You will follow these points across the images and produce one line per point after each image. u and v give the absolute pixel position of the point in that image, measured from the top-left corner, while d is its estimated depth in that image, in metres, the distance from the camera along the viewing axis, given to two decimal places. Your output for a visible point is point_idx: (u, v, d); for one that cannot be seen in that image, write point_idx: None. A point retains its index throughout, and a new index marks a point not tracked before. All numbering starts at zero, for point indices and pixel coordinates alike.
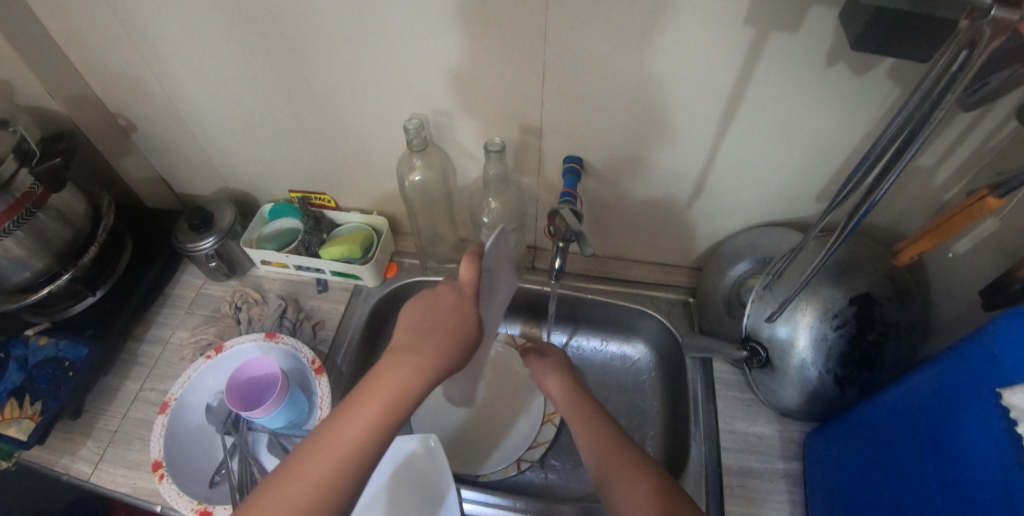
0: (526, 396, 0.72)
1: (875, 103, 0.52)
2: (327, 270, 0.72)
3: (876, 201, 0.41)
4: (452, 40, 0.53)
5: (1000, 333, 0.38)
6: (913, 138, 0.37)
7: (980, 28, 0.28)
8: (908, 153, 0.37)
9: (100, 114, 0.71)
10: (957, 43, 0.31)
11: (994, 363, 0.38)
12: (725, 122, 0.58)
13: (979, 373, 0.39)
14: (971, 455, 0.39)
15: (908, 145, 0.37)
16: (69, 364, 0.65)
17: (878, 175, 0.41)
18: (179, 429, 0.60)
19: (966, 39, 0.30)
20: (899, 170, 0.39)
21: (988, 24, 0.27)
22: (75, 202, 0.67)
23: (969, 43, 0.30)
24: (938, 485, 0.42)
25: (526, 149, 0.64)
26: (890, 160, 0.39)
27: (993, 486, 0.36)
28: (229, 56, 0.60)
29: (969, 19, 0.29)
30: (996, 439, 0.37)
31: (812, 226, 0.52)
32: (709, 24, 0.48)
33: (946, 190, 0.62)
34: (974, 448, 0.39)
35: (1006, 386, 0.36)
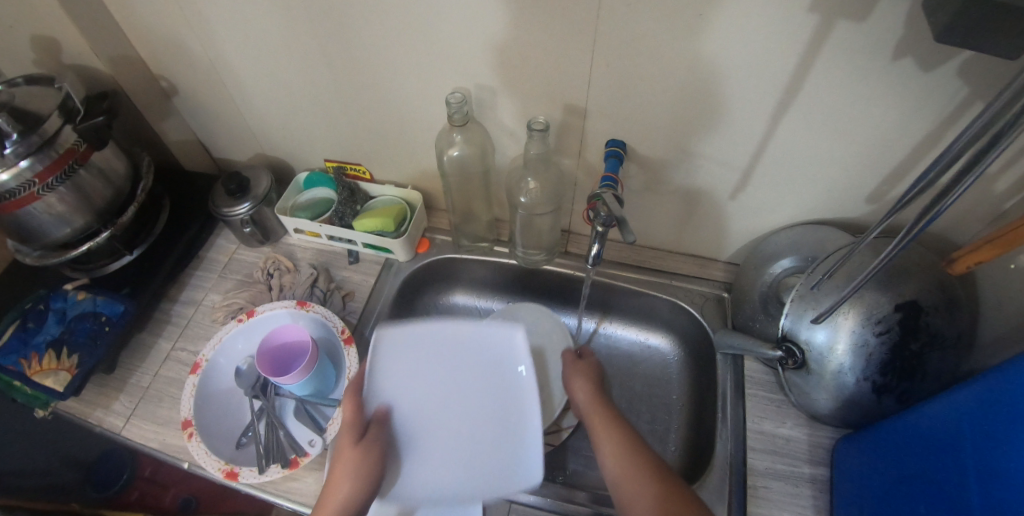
0: None
1: (943, 102, 0.49)
2: (360, 242, 0.72)
3: (946, 205, 0.39)
4: (502, 14, 0.52)
5: None
6: (996, 141, 0.34)
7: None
8: (987, 156, 0.35)
9: (143, 75, 0.72)
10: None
11: None
12: (778, 113, 0.55)
13: None
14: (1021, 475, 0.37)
15: (990, 148, 0.34)
16: (106, 319, 0.67)
17: (954, 177, 0.38)
18: (210, 390, 0.62)
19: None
20: (977, 174, 0.36)
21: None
22: (117, 161, 0.68)
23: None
24: (980, 501, 0.40)
25: (568, 130, 0.63)
26: (968, 163, 0.36)
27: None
28: (273, 22, 0.59)
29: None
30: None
31: (873, 229, 0.51)
32: (773, 7, 0.45)
33: (1006, 199, 0.59)
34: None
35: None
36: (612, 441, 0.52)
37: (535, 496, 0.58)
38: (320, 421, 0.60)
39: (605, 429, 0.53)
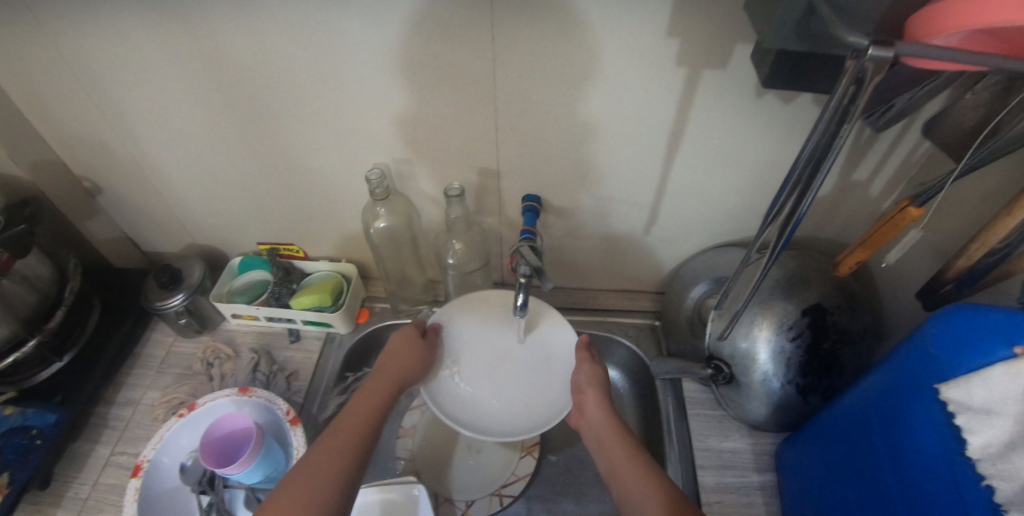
0: None
1: (805, 127, 0.56)
2: (299, 320, 0.73)
3: (800, 219, 0.41)
4: (407, 92, 0.56)
5: (933, 334, 0.42)
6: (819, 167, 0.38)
7: (863, 66, 0.29)
8: (817, 180, 0.38)
9: (65, 177, 0.72)
10: (845, 79, 0.31)
11: (933, 362, 0.42)
12: (670, 154, 0.61)
13: (919, 373, 0.43)
14: (919, 450, 0.42)
15: (820, 170, 0.37)
16: (37, 431, 0.64)
17: (797, 197, 0.40)
18: (153, 492, 0.59)
19: (853, 77, 0.30)
20: (814, 193, 0.39)
21: (868, 61, 0.28)
22: (41, 266, 0.66)
23: (856, 80, 0.30)
24: (894, 482, 0.45)
25: (486, 191, 0.67)
26: (806, 183, 0.39)
27: (944, 477, 0.39)
28: (192, 116, 0.62)
29: (853, 58, 0.30)
30: (941, 430, 0.40)
31: (750, 247, 0.52)
32: (647, 66, 0.52)
33: (881, 201, 0.66)
34: (922, 442, 0.42)
35: (944, 381, 0.40)
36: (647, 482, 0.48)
37: None
38: None
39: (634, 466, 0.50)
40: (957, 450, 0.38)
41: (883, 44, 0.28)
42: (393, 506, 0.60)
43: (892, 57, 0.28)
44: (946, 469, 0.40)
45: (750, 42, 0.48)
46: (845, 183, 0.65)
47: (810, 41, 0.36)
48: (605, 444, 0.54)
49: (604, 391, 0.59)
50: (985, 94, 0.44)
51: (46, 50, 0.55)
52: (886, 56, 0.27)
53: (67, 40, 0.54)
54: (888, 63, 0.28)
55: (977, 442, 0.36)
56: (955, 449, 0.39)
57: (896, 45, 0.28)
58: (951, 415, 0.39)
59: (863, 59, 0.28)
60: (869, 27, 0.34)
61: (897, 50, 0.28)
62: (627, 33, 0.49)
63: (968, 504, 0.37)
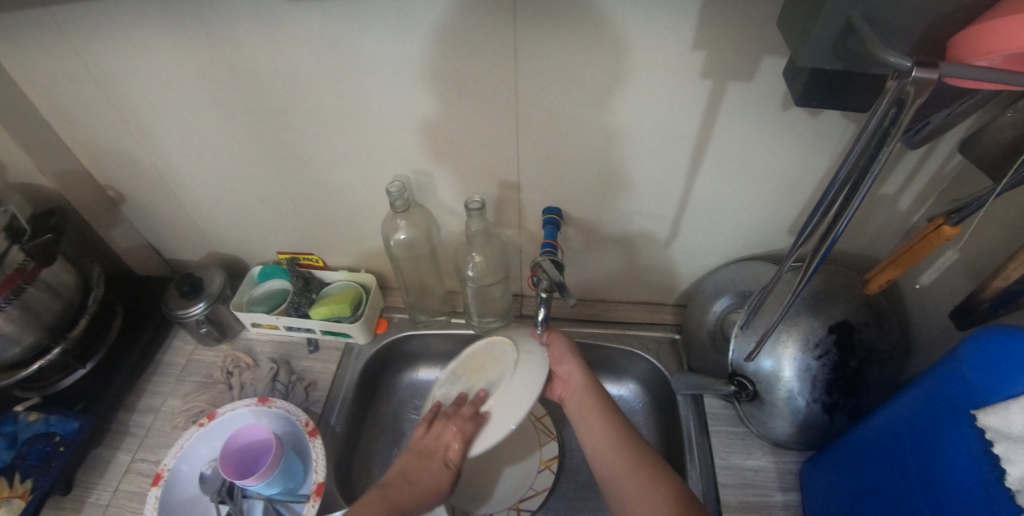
0: (523, 444, 0.72)
1: (833, 141, 0.55)
2: (318, 330, 0.73)
3: (836, 240, 0.41)
4: (429, 105, 0.56)
5: (969, 357, 0.41)
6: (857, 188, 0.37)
7: (904, 87, 0.28)
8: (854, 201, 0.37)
9: (90, 187, 0.73)
10: (886, 99, 0.30)
11: (968, 386, 0.40)
12: (693, 167, 0.60)
13: (955, 398, 0.42)
14: (952, 477, 0.41)
15: (857, 190, 0.36)
16: (60, 439, 0.64)
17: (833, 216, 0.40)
18: (173, 501, 0.60)
19: (895, 97, 0.30)
20: (851, 214, 0.38)
21: (910, 82, 0.28)
22: (65, 274, 0.67)
23: (898, 101, 0.30)
24: (928, 510, 0.43)
25: (505, 203, 0.67)
26: (842, 203, 0.38)
27: (979, 507, 0.38)
28: (216, 128, 0.62)
29: (894, 78, 0.29)
30: (977, 458, 0.39)
31: (783, 260, 0.51)
32: (671, 80, 0.51)
33: (910, 215, 0.65)
34: (955, 469, 0.41)
35: (981, 408, 0.39)
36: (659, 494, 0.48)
37: None
38: None
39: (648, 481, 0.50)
40: (994, 481, 0.37)
41: (927, 66, 0.27)
42: None
43: (935, 78, 0.27)
44: (980, 498, 0.38)
45: (779, 56, 0.47)
46: (873, 196, 0.63)
47: (847, 59, 0.35)
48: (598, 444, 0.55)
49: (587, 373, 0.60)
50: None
51: (75, 63, 0.56)
52: (930, 78, 0.27)
53: (98, 55, 0.55)
54: (931, 86, 0.27)
55: (1015, 472, 0.35)
56: (989, 478, 0.37)
57: (941, 66, 0.27)
58: (988, 442, 0.37)
59: (906, 81, 0.28)
60: (907, 46, 0.33)
61: (943, 71, 0.27)
62: (652, 47, 0.48)
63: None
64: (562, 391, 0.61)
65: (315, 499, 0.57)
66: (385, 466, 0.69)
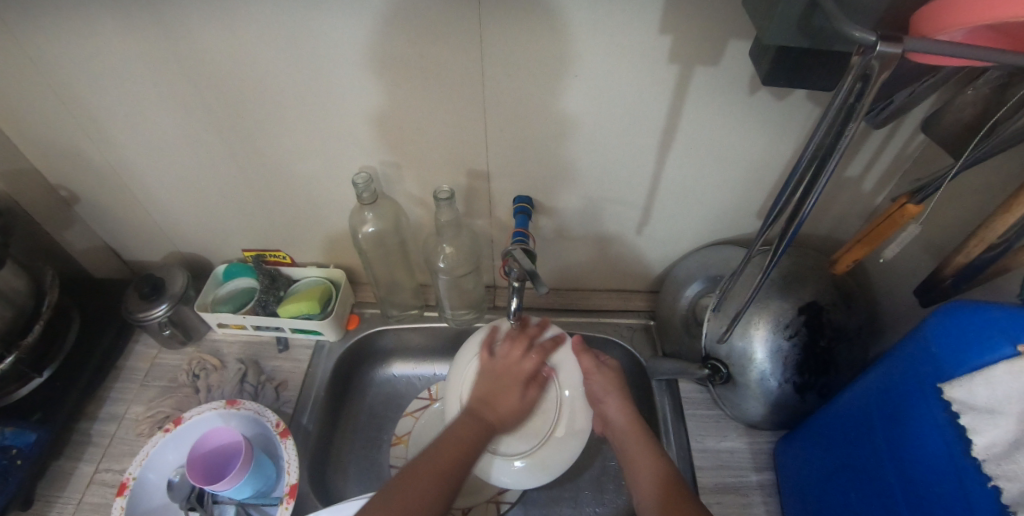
0: None
1: (798, 123, 0.56)
2: (287, 328, 0.71)
3: (802, 220, 0.41)
4: (394, 94, 0.54)
5: (934, 331, 0.41)
6: (822, 167, 0.37)
7: (869, 63, 0.29)
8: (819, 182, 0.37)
9: (40, 186, 0.69)
10: (851, 75, 0.31)
11: (934, 361, 0.41)
12: (664, 153, 0.60)
13: (921, 372, 0.42)
14: (922, 450, 0.42)
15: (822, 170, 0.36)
16: (16, 452, 0.61)
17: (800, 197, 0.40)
18: (140, 510, 0.58)
19: (859, 74, 0.30)
20: (818, 193, 0.38)
21: (876, 57, 0.28)
22: (15, 279, 0.64)
23: (863, 75, 0.30)
24: (898, 483, 0.44)
25: (476, 193, 0.66)
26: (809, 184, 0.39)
27: (950, 478, 0.39)
28: (172, 122, 0.60)
29: (859, 54, 0.30)
30: (943, 430, 0.40)
31: (753, 244, 0.51)
32: (640, 63, 0.50)
33: (874, 196, 0.66)
34: (924, 441, 0.41)
35: (946, 381, 0.40)
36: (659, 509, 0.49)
37: None
38: None
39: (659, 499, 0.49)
40: (963, 451, 0.37)
41: (891, 40, 0.27)
42: None
43: (900, 53, 0.28)
44: (948, 468, 0.39)
45: (744, 37, 0.47)
46: (839, 178, 0.64)
47: (813, 35, 0.35)
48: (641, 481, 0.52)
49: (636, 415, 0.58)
50: (985, 89, 0.44)
51: (13, 52, 0.53)
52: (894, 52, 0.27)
53: (39, 43, 0.52)
54: (896, 60, 0.28)
55: (980, 441, 0.36)
56: (958, 449, 0.38)
57: (905, 40, 0.27)
58: (955, 414, 0.38)
59: (870, 56, 0.28)
60: (869, 22, 0.33)
61: (906, 45, 0.27)
62: (620, 29, 0.47)
63: (972, 501, 0.36)
64: (601, 426, 0.60)
65: (288, 501, 0.56)
66: (360, 465, 0.68)
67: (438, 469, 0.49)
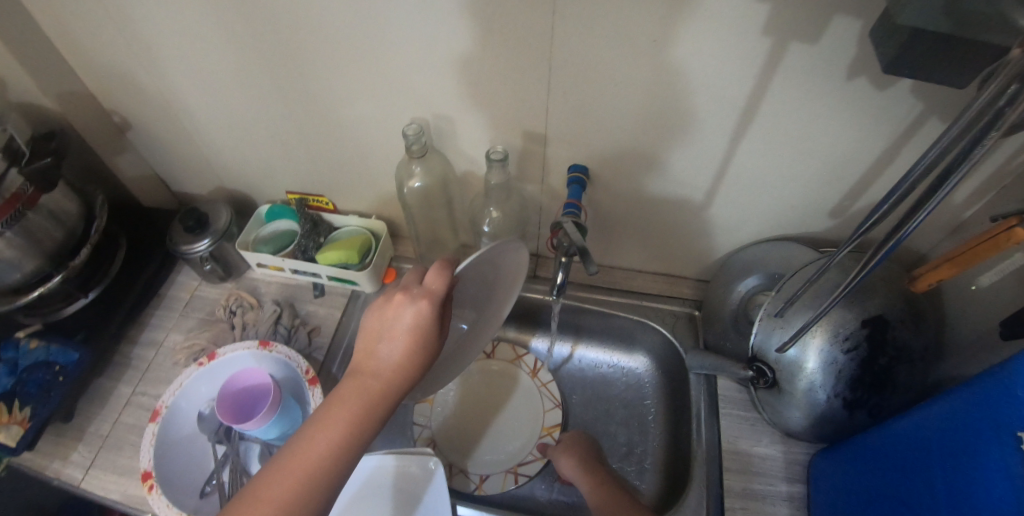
0: (519, 415, 0.73)
1: (896, 118, 0.50)
2: (323, 275, 0.71)
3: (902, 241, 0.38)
4: (453, 44, 0.51)
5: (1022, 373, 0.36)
6: (946, 174, 0.32)
7: None
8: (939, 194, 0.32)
9: (94, 112, 0.69)
10: (1001, 73, 0.27)
11: (1016, 405, 0.36)
12: (737, 135, 0.55)
13: (1004, 416, 0.37)
14: (985, 498, 0.37)
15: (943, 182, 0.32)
16: (59, 368, 0.64)
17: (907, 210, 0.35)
18: (170, 437, 0.59)
19: (1013, 71, 0.26)
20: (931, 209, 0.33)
21: None
22: (66, 202, 0.65)
23: (1018, 76, 0.26)
24: None
25: (529, 157, 0.62)
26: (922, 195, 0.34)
27: None
28: (223, 56, 0.58)
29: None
30: (1011, 484, 0.34)
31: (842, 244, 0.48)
32: (727, 33, 0.45)
33: (965, 209, 0.59)
34: (990, 490, 0.36)
35: None
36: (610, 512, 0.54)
37: None
38: None
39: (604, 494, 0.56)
40: None
41: None
42: (409, 477, 0.59)
43: None
44: None
45: (854, 14, 0.41)
46: None
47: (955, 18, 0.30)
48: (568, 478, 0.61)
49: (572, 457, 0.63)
50: None
51: None
52: None
53: None
54: None
55: None
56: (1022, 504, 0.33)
57: None
58: None
59: None
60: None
61: None
62: None
63: None
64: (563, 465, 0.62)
65: None
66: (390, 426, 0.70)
67: (316, 466, 0.38)
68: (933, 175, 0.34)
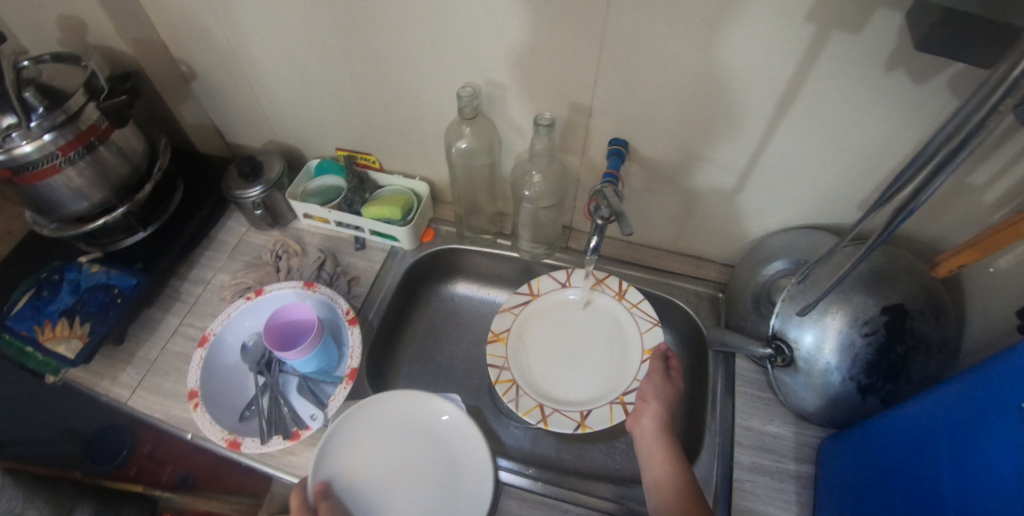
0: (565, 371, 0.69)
1: (930, 113, 0.52)
2: (367, 230, 0.76)
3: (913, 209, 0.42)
4: (502, 13, 0.54)
5: None
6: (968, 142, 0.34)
7: None
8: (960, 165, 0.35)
9: (164, 58, 0.74)
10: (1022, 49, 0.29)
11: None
12: (775, 120, 0.58)
13: (1010, 391, 0.38)
14: (989, 469, 0.38)
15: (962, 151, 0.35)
16: (118, 291, 0.69)
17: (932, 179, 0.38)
18: (216, 363, 0.64)
19: None
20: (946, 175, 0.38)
21: None
22: (134, 139, 0.69)
23: None
24: (953, 497, 0.41)
25: (573, 128, 0.66)
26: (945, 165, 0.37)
27: (1008, 500, 0.35)
28: (292, 13, 0.61)
29: None
30: (1016, 453, 0.36)
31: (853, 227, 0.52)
32: (774, 17, 0.47)
33: (995, 210, 0.61)
34: (994, 461, 0.38)
35: None
36: (663, 465, 0.52)
37: (528, 478, 0.62)
38: (321, 398, 0.62)
39: (660, 454, 0.54)
40: None
41: None
42: None
43: None
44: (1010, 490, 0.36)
45: (898, 5, 0.43)
46: (960, 183, 0.60)
47: None
48: (646, 426, 0.57)
49: (663, 418, 0.57)
50: None
51: None
52: None
53: None
54: None
55: None
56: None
57: None
58: None
59: None
60: None
61: None
62: None
63: None
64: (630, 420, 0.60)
65: (347, 382, 0.61)
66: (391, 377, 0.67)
67: None
68: (953, 150, 0.36)
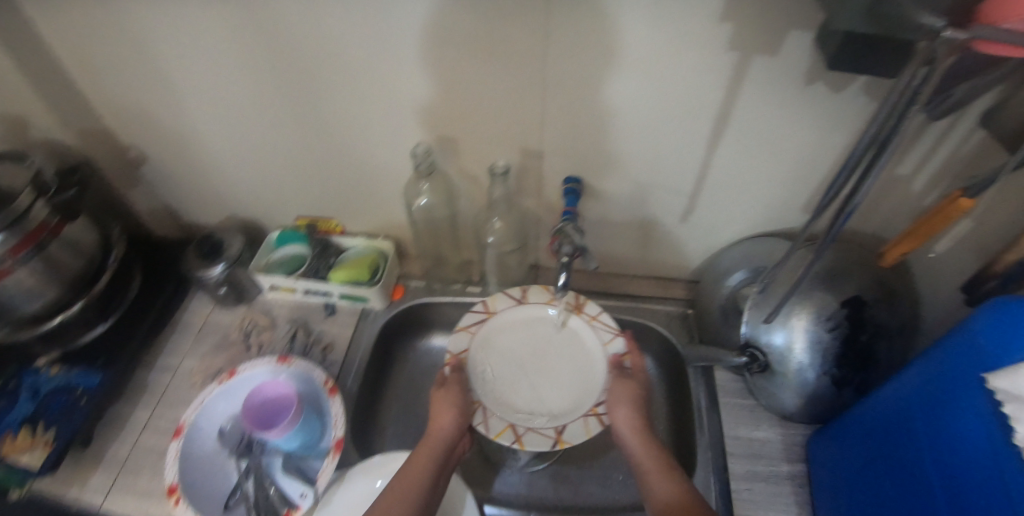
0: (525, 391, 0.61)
1: (851, 118, 0.56)
2: (336, 294, 0.76)
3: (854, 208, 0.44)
4: (444, 71, 0.56)
5: (984, 322, 0.39)
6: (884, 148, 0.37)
7: (936, 49, 0.31)
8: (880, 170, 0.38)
9: (110, 146, 0.73)
10: (916, 62, 0.33)
11: (979, 352, 0.39)
12: (714, 141, 0.61)
13: (967, 362, 0.40)
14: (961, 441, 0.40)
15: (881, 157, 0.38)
16: (81, 392, 0.66)
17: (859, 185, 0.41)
18: (193, 453, 0.61)
19: (924, 59, 0.32)
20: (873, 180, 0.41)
21: (941, 44, 0.30)
22: (86, 233, 0.67)
23: (928, 62, 0.32)
24: (935, 472, 0.42)
25: (526, 171, 0.68)
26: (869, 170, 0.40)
27: (985, 470, 0.37)
28: (238, 88, 0.62)
29: (930, 40, 0.31)
30: (984, 423, 0.37)
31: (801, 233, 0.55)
32: (696, 50, 0.51)
33: (924, 197, 0.65)
34: (965, 432, 0.39)
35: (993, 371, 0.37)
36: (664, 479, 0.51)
37: None
38: (308, 473, 0.61)
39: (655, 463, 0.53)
40: (1001, 441, 0.35)
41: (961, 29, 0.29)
42: None
43: (963, 41, 0.30)
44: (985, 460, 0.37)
45: (805, 28, 0.47)
46: (889, 177, 0.64)
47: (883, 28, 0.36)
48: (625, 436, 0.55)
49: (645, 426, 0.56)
50: None
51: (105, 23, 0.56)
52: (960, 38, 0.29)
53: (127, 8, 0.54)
54: (961, 46, 0.30)
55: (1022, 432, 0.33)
56: (997, 439, 0.36)
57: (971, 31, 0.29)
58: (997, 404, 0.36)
59: (939, 43, 0.30)
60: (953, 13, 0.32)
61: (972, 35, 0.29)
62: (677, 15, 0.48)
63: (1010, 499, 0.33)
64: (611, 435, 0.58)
65: (334, 454, 0.60)
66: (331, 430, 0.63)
67: None
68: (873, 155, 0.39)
